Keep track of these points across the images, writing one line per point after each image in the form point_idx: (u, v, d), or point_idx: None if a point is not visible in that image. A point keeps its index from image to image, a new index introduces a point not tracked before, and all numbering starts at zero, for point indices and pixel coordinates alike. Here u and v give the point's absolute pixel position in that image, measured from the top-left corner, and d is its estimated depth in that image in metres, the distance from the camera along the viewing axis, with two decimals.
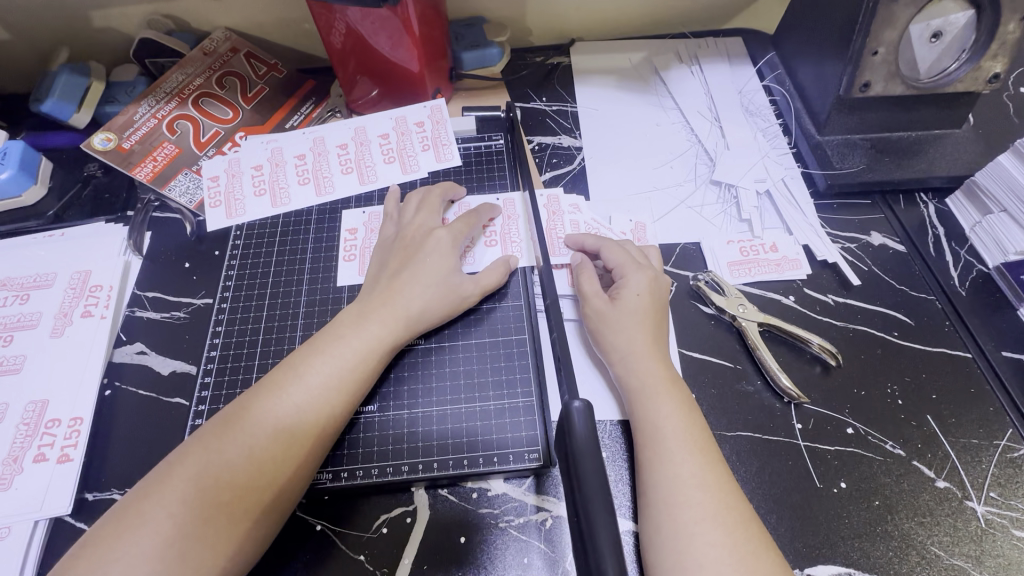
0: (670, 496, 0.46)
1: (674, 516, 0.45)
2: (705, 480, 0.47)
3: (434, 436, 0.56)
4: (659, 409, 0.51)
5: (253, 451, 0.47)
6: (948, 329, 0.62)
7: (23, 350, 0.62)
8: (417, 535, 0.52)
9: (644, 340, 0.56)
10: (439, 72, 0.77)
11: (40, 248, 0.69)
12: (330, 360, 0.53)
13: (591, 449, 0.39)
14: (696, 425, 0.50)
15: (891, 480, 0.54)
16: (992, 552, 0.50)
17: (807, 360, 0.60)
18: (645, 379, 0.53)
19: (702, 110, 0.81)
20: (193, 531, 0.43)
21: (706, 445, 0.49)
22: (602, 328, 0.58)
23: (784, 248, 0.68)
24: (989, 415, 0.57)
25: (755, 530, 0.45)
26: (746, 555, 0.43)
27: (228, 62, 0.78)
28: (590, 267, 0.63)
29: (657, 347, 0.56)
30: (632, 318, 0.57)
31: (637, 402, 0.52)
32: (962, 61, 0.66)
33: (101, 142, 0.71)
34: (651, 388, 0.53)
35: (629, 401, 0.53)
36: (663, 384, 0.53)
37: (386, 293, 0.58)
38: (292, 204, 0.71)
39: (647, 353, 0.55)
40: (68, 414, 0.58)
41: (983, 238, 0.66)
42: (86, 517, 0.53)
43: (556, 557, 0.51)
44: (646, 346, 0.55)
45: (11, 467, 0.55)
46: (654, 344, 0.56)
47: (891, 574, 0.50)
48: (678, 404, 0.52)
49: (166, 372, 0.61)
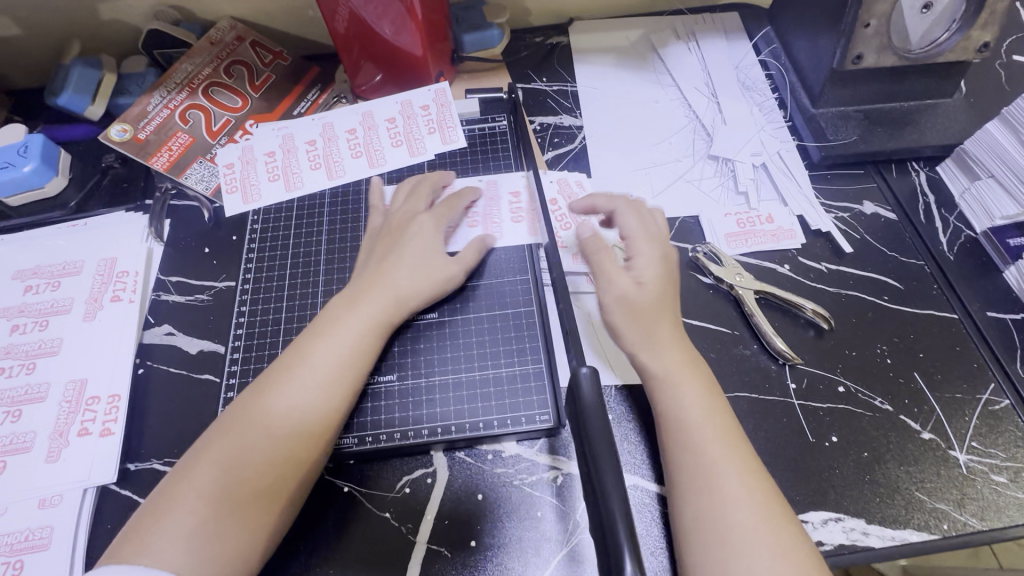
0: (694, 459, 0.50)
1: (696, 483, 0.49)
2: (727, 457, 0.50)
3: (450, 403, 0.60)
4: (677, 391, 0.54)
5: (283, 425, 0.51)
6: (937, 291, 0.65)
7: (58, 333, 0.65)
8: (437, 494, 0.56)
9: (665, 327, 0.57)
10: (440, 55, 0.79)
11: (66, 238, 0.72)
12: (353, 335, 0.56)
13: (600, 420, 0.41)
14: (716, 405, 0.54)
15: (879, 433, 0.58)
16: (972, 496, 0.54)
17: (801, 324, 0.64)
18: (666, 367, 0.55)
19: (700, 86, 0.83)
20: (236, 501, 0.48)
21: (724, 422, 0.53)
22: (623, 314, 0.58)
23: (779, 219, 0.71)
24: (974, 371, 0.61)
25: (758, 497, 0.48)
26: (764, 517, 0.47)
27: (235, 51, 0.81)
28: (601, 246, 0.62)
29: (676, 330, 0.58)
30: (654, 305, 0.58)
31: (657, 385, 0.55)
32: (951, 32, 0.67)
33: (118, 133, 0.73)
34: (670, 365, 0.55)
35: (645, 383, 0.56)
36: (683, 367, 0.55)
37: (402, 270, 0.61)
38: (305, 187, 0.74)
39: (665, 338, 0.56)
40: (106, 391, 0.62)
41: (971, 203, 0.69)
42: (130, 484, 0.58)
43: (567, 510, 0.55)
44: (666, 334, 0.57)
45: (57, 441, 0.59)
46: (675, 332, 0.58)
47: (879, 517, 0.54)
48: (697, 383, 0.55)
49: (195, 351, 0.65)
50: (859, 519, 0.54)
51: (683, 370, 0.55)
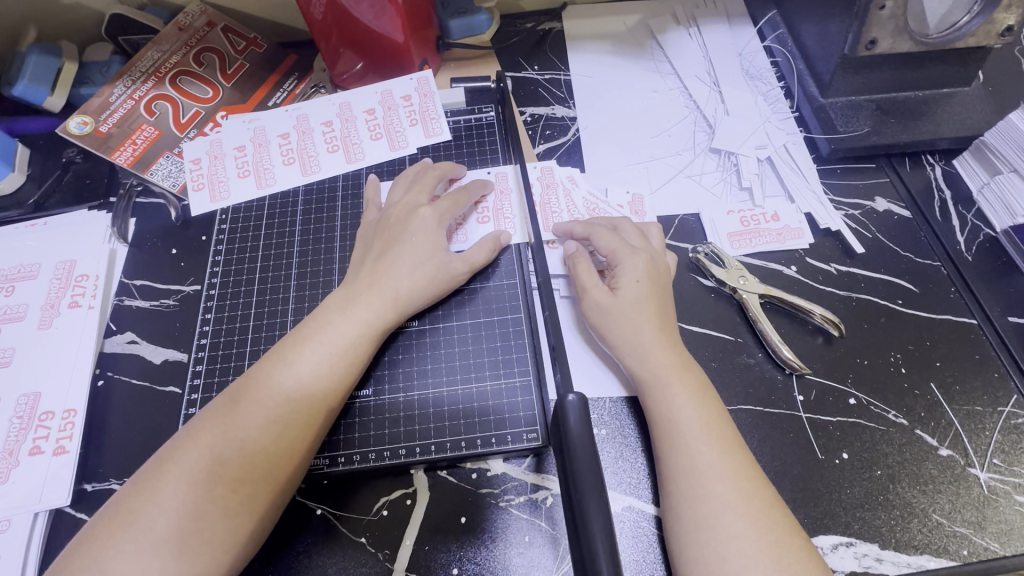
0: (689, 465, 0.46)
1: (696, 499, 0.45)
2: (724, 471, 0.46)
3: (431, 418, 0.55)
4: (672, 399, 0.50)
5: (244, 443, 0.46)
6: (954, 295, 0.61)
7: (12, 343, 0.61)
8: (418, 516, 0.52)
9: (651, 328, 0.53)
10: (424, 42, 0.74)
11: (22, 238, 0.67)
12: (321, 348, 0.51)
13: (587, 447, 0.37)
14: (710, 411, 0.49)
15: (893, 449, 0.53)
16: (994, 518, 0.50)
17: (809, 331, 0.59)
18: (657, 368, 0.52)
19: (701, 75, 0.78)
20: (187, 527, 0.43)
21: (724, 434, 0.48)
22: (602, 318, 0.55)
23: (786, 217, 0.66)
24: (994, 382, 0.56)
25: (757, 506, 0.44)
26: (770, 545, 0.42)
27: (205, 37, 0.75)
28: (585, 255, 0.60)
29: (664, 331, 0.54)
30: (637, 308, 0.54)
31: (651, 397, 0.51)
32: (973, 14, 0.62)
33: (78, 126, 0.68)
34: (662, 372, 0.51)
35: (642, 396, 0.52)
36: (674, 370, 0.51)
37: (380, 272, 0.56)
38: (278, 184, 0.69)
39: (654, 342, 0.53)
40: (62, 405, 0.58)
41: (991, 200, 0.65)
42: (86, 507, 0.53)
43: (556, 534, 0.51)
44: (653, 337, 0.53)
45: (7, 460, 0.55)
46: (661, 331, 0.54)
47: (894, 542, 0.50)
48: (689, 387, 0.50)
49: (158, 361, 0.61)
50: (872, 543, 0.50)
51: (674, 374, 0.51)
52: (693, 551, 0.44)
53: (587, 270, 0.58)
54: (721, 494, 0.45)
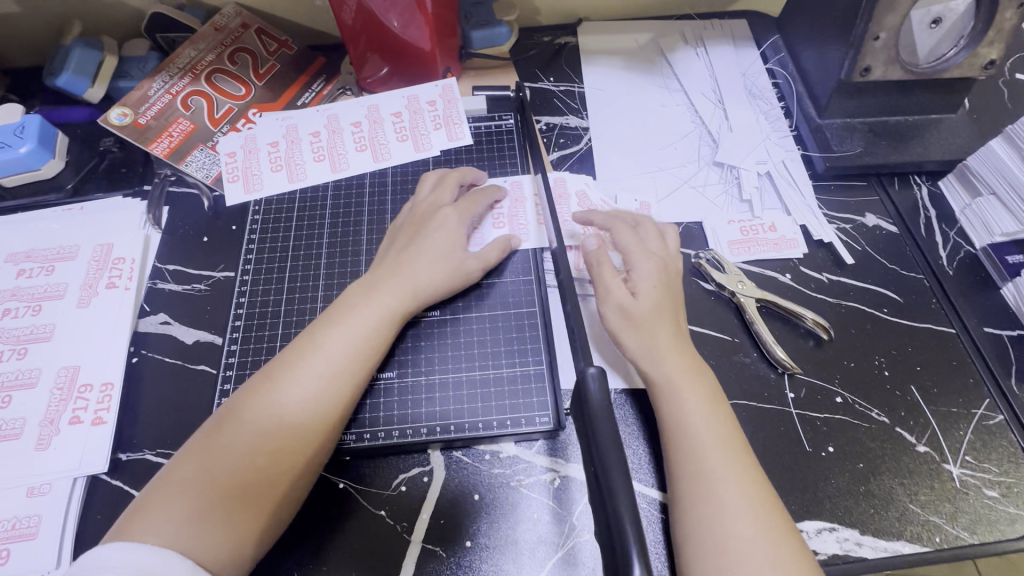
0: (698, 461, 0.51)
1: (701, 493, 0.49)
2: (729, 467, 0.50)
3: (450, 402, 0.59)
4: (685, 398, 0.54)
5: (282, 419, 0.50)
6: (935, 305, 0.66)
7: (51, 319, 0.64)
8: (434, 493, 0.56)
9: (667, 335, 0.58)
10: (448, 51, 0.78)
11: (61, 221, 0.71)
12: (349, 330, 0.55)
13: (606, 418, 0.41)
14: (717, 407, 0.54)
15: (874, 445, 0.58)
16: (964, 509, 0.55)
17: (801, 334, 0.64)
18: (670, 371, 0.56)
19: (707, 92, 0.83)
20: (234, 492, 0.47)
21: (733, 432, 0.53)
22: (623, 324, 0.59)
23: (783, 228, 0.71)
24: (969, 385, 0.61)
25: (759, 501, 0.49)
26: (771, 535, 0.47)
27: (240, 38, 0.79)
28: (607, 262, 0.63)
29: (678, 336, 0.59)
30: (655, 314, 0.59)
31: (667, 392, 0.55)
32: (960, 48, 0.68)
33: (118, 117, 0.72)
34: (674, 376, 0.55)
35: (656, 392, 0.56)
36: (685, 372, 0.56)
37: (416, 262, 0.60)
38: (308, 179, 0.73)
39: (670, 345, 0.57)
40: (99, 379, 0.61)
41: (972, 220, 0.70)
42: (121, 475, 0.57)
43: (564, 513, 0.55)
44: (670, 342, 0.57)
45: (48, 428, 0.58)
46: (678, 336, 0.59)
47: (873, 528, 0.54)
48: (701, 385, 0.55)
49: (190, 341, 0.64)
50: (853, 529, 0.54)
51: (686, 375, 0.56)
52: (705, 543, 0.47)
53: (610, 272, 0.62)
54: (729, 490, 0.49)
